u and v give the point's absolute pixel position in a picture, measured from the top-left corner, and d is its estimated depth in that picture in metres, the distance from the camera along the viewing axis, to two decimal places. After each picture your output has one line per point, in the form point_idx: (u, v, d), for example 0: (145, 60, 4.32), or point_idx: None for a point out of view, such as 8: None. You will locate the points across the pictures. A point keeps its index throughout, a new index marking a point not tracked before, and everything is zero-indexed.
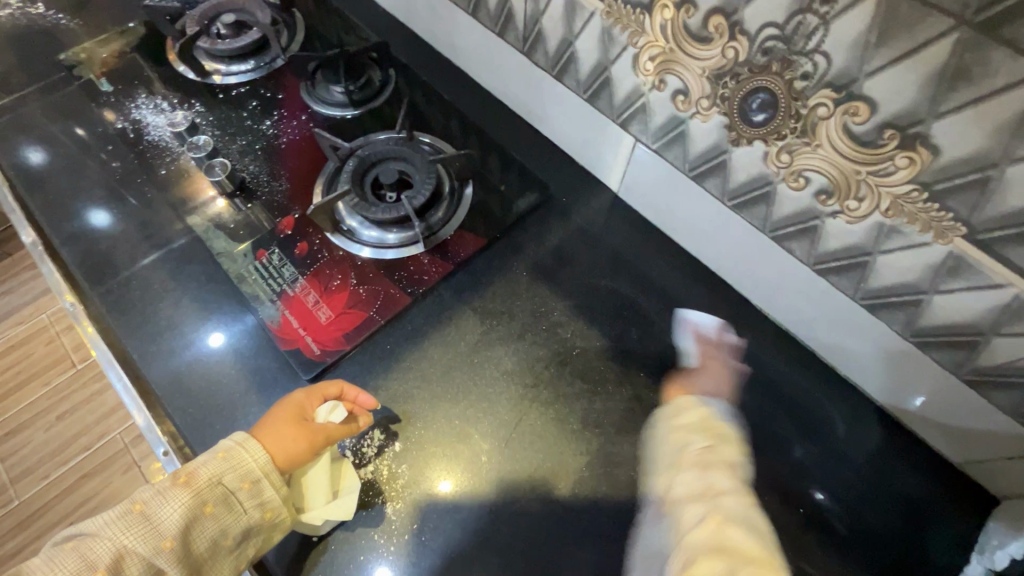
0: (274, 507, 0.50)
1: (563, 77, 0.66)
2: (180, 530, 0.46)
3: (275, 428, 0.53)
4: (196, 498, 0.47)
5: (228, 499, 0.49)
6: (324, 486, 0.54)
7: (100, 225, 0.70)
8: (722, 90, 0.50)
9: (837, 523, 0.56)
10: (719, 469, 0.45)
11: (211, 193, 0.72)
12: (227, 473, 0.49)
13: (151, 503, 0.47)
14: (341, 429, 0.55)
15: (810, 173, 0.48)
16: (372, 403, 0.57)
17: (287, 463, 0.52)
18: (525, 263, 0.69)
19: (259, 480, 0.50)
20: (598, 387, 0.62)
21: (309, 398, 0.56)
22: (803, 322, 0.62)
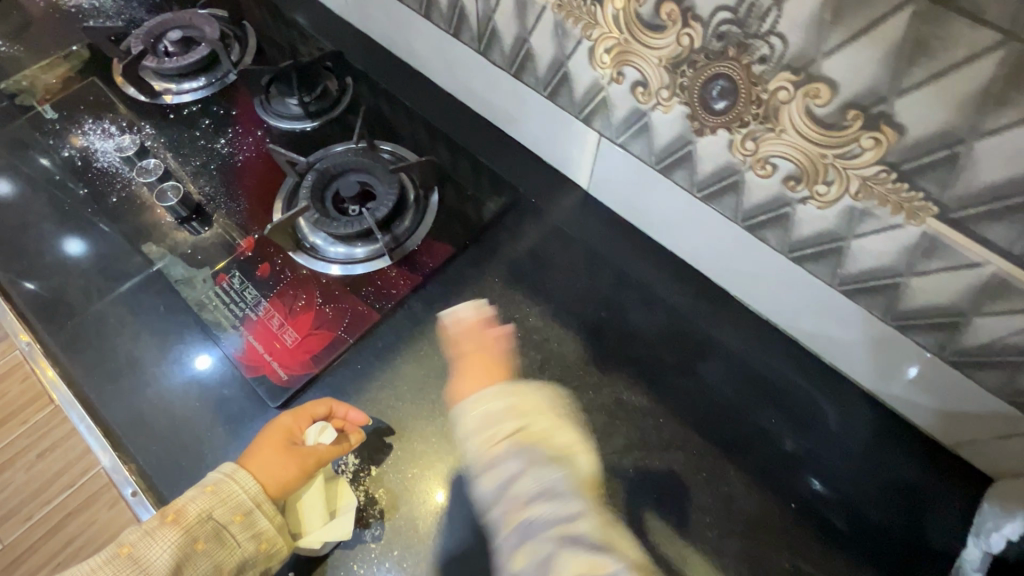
0: (268, 538, 0.50)
1: (522, 76, 0.64)
2: (170, 571, 0.47)
3: (264, 456, 0.52)
4: (184, 536, 0.48)
5: (220, 535, 0.49)
6: (320, 508, 0.53)
7: (77, 252, 0.68)
8: (681, 79, 0.48)
9: (831, 515, 0.55)
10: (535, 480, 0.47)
11: (167, 219, 0.69)
12: (216, 508, 0.50)
13: (138, 545, 0.48)
14: (332, 450, 0.53)
15: (777, 159, 0.46)
16: (364, 419, 0.55)
17: (279, 490, 0.52)
18: (498, 269, 0.67)
19: (251, 511, 0.50)
20: (579, 393, 0.60)
21: (297, 421, 0.55)
22: (784, 311, 0.60)
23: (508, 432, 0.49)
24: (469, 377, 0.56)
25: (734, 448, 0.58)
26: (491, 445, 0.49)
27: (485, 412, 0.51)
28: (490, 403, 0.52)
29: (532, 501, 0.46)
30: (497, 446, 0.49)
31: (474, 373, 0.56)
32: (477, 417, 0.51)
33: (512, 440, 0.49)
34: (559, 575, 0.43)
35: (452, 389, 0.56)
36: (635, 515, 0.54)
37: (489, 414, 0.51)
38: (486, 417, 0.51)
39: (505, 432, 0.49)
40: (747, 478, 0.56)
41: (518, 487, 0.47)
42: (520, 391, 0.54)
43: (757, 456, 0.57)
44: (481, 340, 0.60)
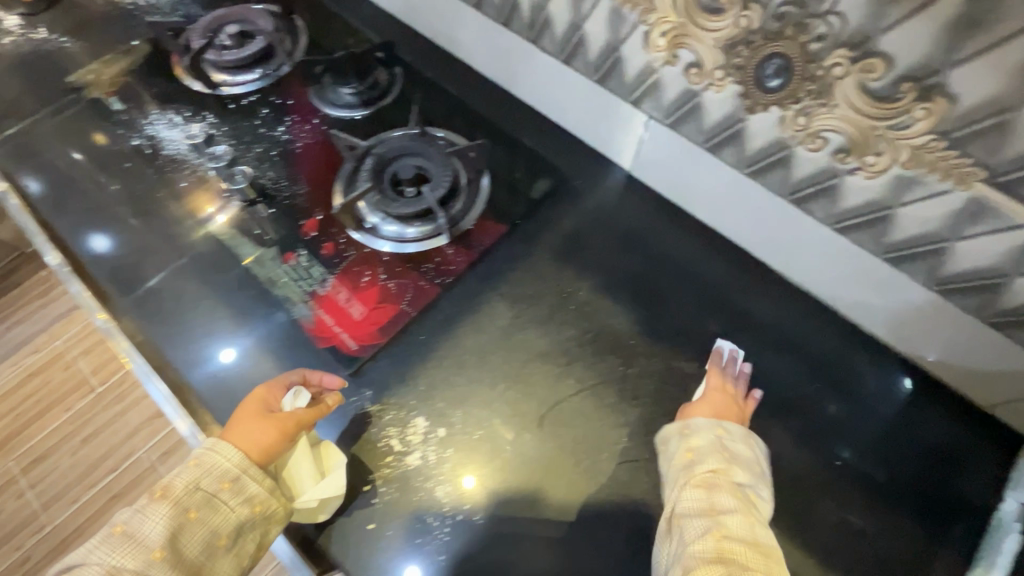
0: (262, 500, 0.52)
1: (572, 61, 0.67)
2: (166, 540, 0.47)
3: (244, 427, 0.54)
4: (176, 507, 0.48)
5: (210, 502, 0.50)
6: (310, 469, 0.55)
7: (127, 242, 0.71)
8: (736, 60, 0.51)
9: (875, 473, 0.58)
10: (736, 530, 0.47)
11: (211, 210, 0.72)
12: (203, 478, 0.51)
13: (130, 522, 0.48)
14: (310, 411, 0.57)
15: (828, 133, 0.50)
16: (339, 381, 0.60)
17: (264, 456, 0.54)
18: (549, 246, 0.71)
19: (239, 477, 0.51)
20: (631, 360, 0.63)
21: (273, 390, 0.58)
22: (824, 281, 0.63)
23: (737, 480, 0.51)
24: (701, 406, 0.57)
25: (779, 410, 0.61)
26: (714, 477, 0.50)
27: (723, 447, 0.53)
28: (719, 436, 0.54)
29: (731, 539, 0.46)
30: (712, 481, 0.50)
31: (707, 407, 0.57)
32: (711, 441, 0.53)
33: (732, 480, 0.50)
34: None
35: (683, 410, 0.58)
36: None
37: (719, 448, 0.53)
38: (716, 448, 0.52)
39: (731, 477, 0.51)
40: (794, 438, 0.59)
41: (726, 523, 0.47)
42: (746, 446, 0.54)
43: (802, 418, 0.61)
44: (732, 386, 0.60)
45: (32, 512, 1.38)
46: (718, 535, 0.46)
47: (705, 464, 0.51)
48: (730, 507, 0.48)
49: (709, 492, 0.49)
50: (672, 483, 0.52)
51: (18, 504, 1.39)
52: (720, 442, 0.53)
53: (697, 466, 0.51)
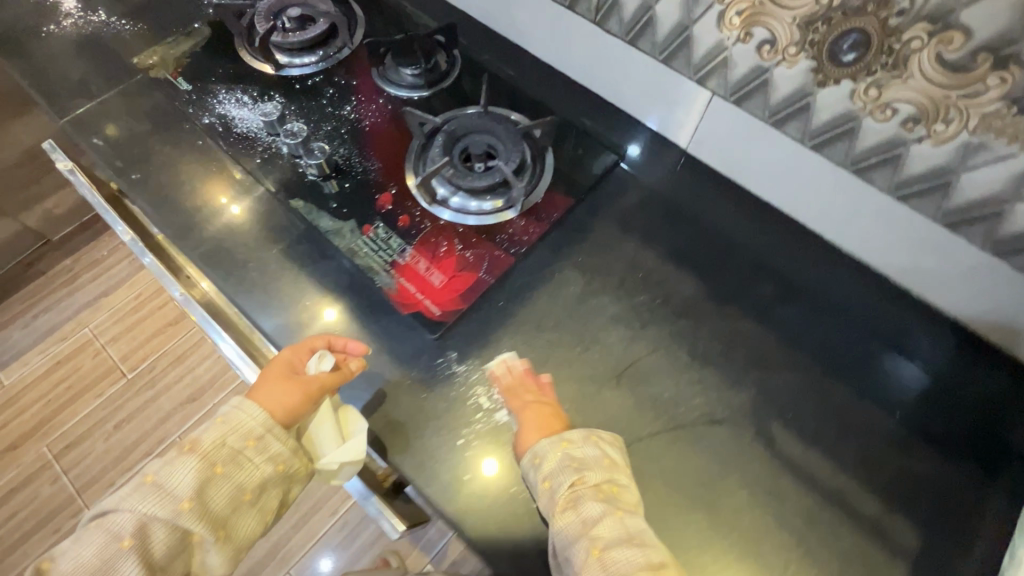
0: (285, 460, 0.59)
1: (638, 41, 0.71)
2: (194, 492, 0.55)
3: (269, 389, 0.61)
4: (204, 462, 0.56)
5: (236, 458, 0.57)
6: (332, 433, 0.60)
7: (211, 217, 0.75)
8: (812, 36, 0.55)
9: (931, 424, 0.62)
10: (613, 532, 0.51)
11: (223, 202, 0.76)
12: (229, 436, 0.58)
13: (160, 473, 0.55)
14: (333, 376, 0.61)
15: (898, 104, 0.54)
16: (362, 348, 0.63)
17: (288, 417, 0.60)
18: (613, 219, 0.74)
19: (263, 436, 0.58)
20: (699, 322, 0.67)
21: (298, 354, 0.63)
22: (877, 248, 0.68)
23: (594, 481, 0.54)
24: (527, 429, 0.58)
25: (838, 367, 0.65)
26: (574, 492, 0.53)
27: (569, 457, 0.55)
28: (563, 447, 0.55)
29: (610, 546, 0.50)
30: (574, 496, 0.53)
31: (532, 424, 0.58)
32: (559, 459, 0.55)
33: (596, 483, 0.54)
34: None
35: (517, 443, 0.59)
36: (761, 423, 0.61)
37: (569, 457, 0.55)
38: (573, 461, 0.55)
39: (588, 481, 0.54)
40: (853, 392, 0.64)
41: (599, 534, 0.51)
42: (588, 437, 0.56)
43: (861, 374, 0.65)
44: (530, 393, 0.60)
45: (68, 496, 1.39)
46: (597, 553, 0.50)
47: (561, 483, 0.54)
48: (597, 515, 0.52)
49: (575, 513, 0.52)
50: (543, 515, 0.54)
51: (54, 489, 1.40)
52: (568, 454, 0.55)
53: (556, 490, 0.54)
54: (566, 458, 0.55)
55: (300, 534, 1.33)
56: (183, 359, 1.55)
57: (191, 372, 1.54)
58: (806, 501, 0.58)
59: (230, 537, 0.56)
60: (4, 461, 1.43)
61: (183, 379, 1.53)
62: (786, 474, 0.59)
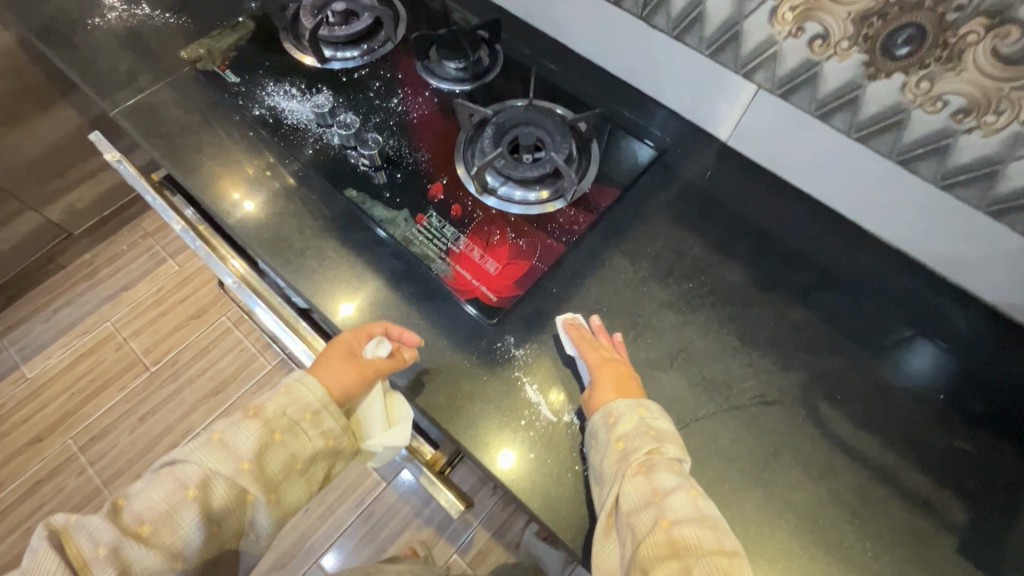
0: (335, 436, 0.60)
1: (685, 36, 0.73)
2: (254, 454, 0.56)
3: (327, 366, 0.62)
4: (266, 427, 0.57)
5: (293, 428, 0.58)
6: (380, 417, 0.64)
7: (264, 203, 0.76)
8: (866, 31, 0.57)
9: (975, 405, 0.65)
10: (686, 507, 0.51)
11: (235, 199, 0.77)
12: (290, 406, 0.59)
13: (226, 432, 0.56)
14: (389, 363, 0.62)
15: (950, 96, 0.56)
16: (417, 340, 0.63)
17: (342, 396, 0.62)
18: (659, 210, 0.77)
19: (319, 411, 0.59)
20: (747, 308, 0.69)
21: (357, 335, 0.64)
22: (917, 237, 0.70)
23: (671, 454, 0.55)
24: (603, 386, 0.59)
25: (882, 351, 0.68)
26: (651, 459, 0.54)
27: (646, 425, 0.56)
28: (641, 412, 0.57)
29: (680, 521, 0.50)
30: (649, 464, 0.54)
31: (608, 382, 0.60)
32: (637, 424, 0.56)
33: (672, 455, 0.54)
34: None
35: (589, 399, 0.60)
36: (811, 405, 0.63)
37: (647, 424, 0.56)
38: (649, 427, 0.56)
39: (664, 453, 0.55)
40: (897, 374, 0.66)
41: (672, 505, 0.50)
42: (662, 413, 0.59)
43: (905, 357, 0.67)
44: (606, 350, 0.63)
45: (94, 487, 1.40)
46: (668, 523, 0.49)
47: (639, 447, 0.55)
48: (672, 486, 0.52)
49: (650, 482, 0.52)
50: (611, 478, 0.54)
51: (81, 480, 1.40)
52: (646, 420, 0.57)
53: (632, 455, 0.54)
54: (643, 424, 0.56)
55: (328, 525, 1.34)
56: (206, 353, 1.56)
57: (214, 366, 1.55)
58: (857, 478, 0.60)
59: (280, 502, 0.57)
60: (29, 453, 1.43)
61: (206, 372, 1.54)
62: (837, 453, 0.61)
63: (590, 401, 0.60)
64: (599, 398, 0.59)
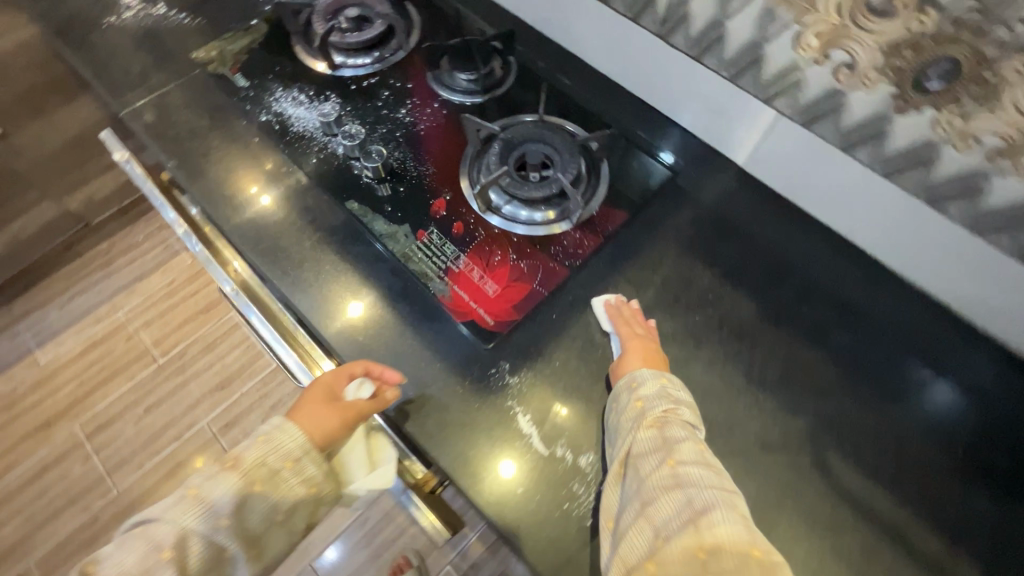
0: (317, 482, 0.58)
1: (704, 57, 0.69)
2: (233, 508, 0.54)
3: (308, 412, 0.61)
4: (245, 479, 0.55)
5: (273, 478, 0.56)
6: (363, 459, 0.63)
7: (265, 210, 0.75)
8: (896, 61, 0.54)
9: (995, 460, 0.61)
10: (692, 455, 0.52)
11: (255, 192, 0.77)
12: (269, 455, 0.57)
13: (203, 487, 0.54)
14: (371, 404, 0.61)
15: (985, 136, 0.52)
16: (398, 378, 0.62)
17: (324, 441, 0.60)
18: (668, 235, 0.74)
19: (301, 458, 0.58)
20: (756, 344, 0.66)
21: (337, 379, 0.63)
22: (944, 278, 0.66)
23: (686, 417, 0.56)
24: (630, 358, 0.61)
25: (899, 398, 0.64)
26: (665, 416, 0.55)
27: (666, 390, 0.58)
28: (662, 379, 0.58)
29: (685, 463, 0.51)
30: (663, 420, 0.55)
31: (636, 354, 0.61)
32: (657, 388, 0.57)
33: (686, 416, 0.55)
34: (706, 517, 0.47)
35: (615, 369, 0.62)
36: (817, 453, 0.60)
37: (666, 389, 0.57)
38: (668, 392, 0.57)
39: (679, 414, 0.56)
40: (913, 424, 0.62)
41: (679, 450, 0.52)
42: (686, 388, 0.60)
43: (922, 405, 0.64)
44: (640, 328, 0.64)
45: (98, 476, 1.41)
46: (673, 463, 0.51)
47: (655, 405, 0.56)
48: (681, 438, 0.53)
49: (661, 433, 0.54)
50: (625, 429, 0.56)
51: (85, 468, 1.42)
52: (666, 386, 0.58)
53: (648, 411, 0.56)
54: (662, 389, 0.57)
55: (324, 528, 1.34)
56: (213, 348, 1.57)
57: (220, 362, 1.55)
58: (864, 535, 0.57)
59: (262, 555, 0.56)
60: (37, 438, 1.46)
61: (212, 367, 1.55)
62: (843, 506, 0.58)
63: (615, 372, 0.62)
64: (622, 367, 0.61)
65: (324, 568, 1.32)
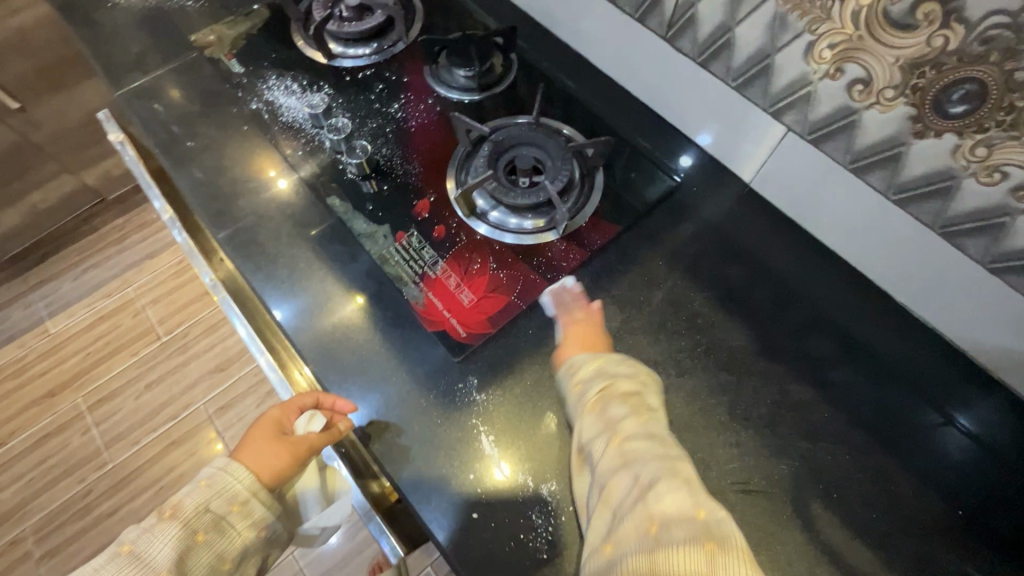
0: (268, 525, 0.57)
1: (711, 64, 0.65)
2: (173, 561, 0.52)
3: (255, 449, 0.59)
4: (185, 529, 0.53)
5: (217, 526, 0.54)
6: (317, 496, 0.65)
7: (247, 203, 0.74)
8: (915, 81, 0.49)
9: (1000, 527, 0.55)
10: (636, 430, 0.50)
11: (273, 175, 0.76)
12: (213, 500, 0.55)
13: (138, 543, 0.53)
14: (322, 437, 0.60)
15: (1010, 168, 0.47)
16: (350, 408, 0.59)
17: (274, 480, 0.58)
18: (660, 253, 0.69)
19: (248, 500, 0.56)
20: (744, 377, 0.62)
21: (286, 413, 0.62)
22: (959, 321, 0.60)
23: (625, 388, 0.54)
24: (568, 345, 0.60)
25: (899, 450, 0.59)
26: (604, 395, 0.53)
27: (603, 369, 0.55)
28: (598, 360, 0.56)
29: (630, 440, 0.50)
30: (603, 399, 0.53)
31: (575, 340, 0.60)
32: (594, 369, 0.55)
33: (624, 390, 0.53)
34: (655, 489, 0.45)
35: (556, 357, 0.60)
36: (800, 502, 0.56)
37: (602, 368, 0.55)
38: (604, 370, 0.55)
39: (617, 388, 0.54)
40: (911, 479, 0.57)
41: (623, 429, 0.50)
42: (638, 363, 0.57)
43: (923, 459, 0.58)
44: (580, 312, 0.63)
45: (96, 449, 1.44)
46: (617, 444, 0.50)
47: (591, 386, 0.54)
48: (622, 416, 0.51)
49: (603, 416, 0.52)
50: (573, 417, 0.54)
51: (84, 440, 1.45)
52: (604, 365, 0.55)
53: (586, 396, 0.54)
54: (599, 368, 0.55)
55: None
56: (215, 329, 1.58)
57: (221, 344, 1.56)
58: None
59: None
60: (41, 407, 1.49)
61: (213, 349, 1.56)
62: (822, 564, 0.53)
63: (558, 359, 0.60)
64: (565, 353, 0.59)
65: (304, 556, 1.31)
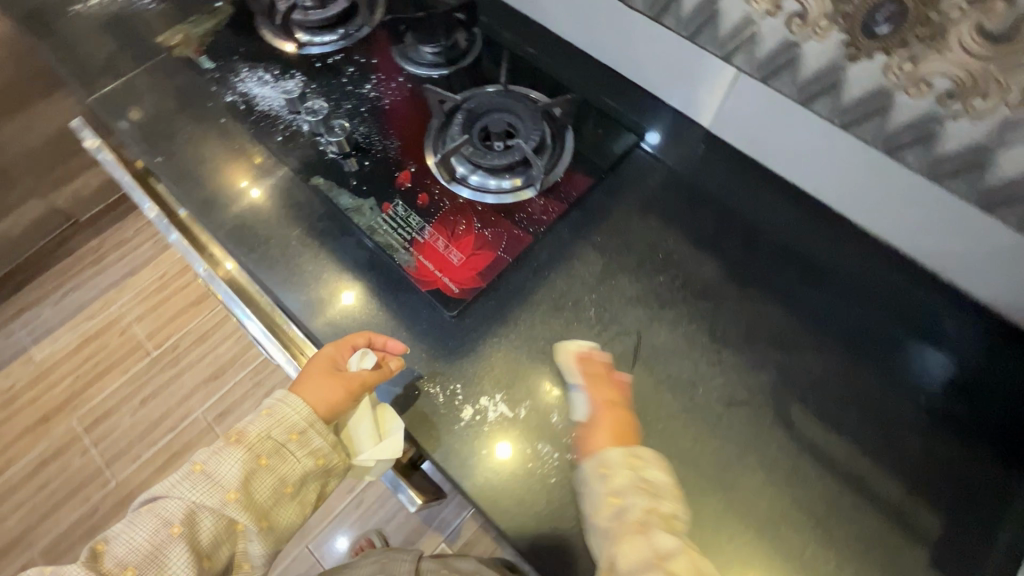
0: (325, 455, 0.60)
1: (663, 18, 0.69)
2: (240, 483, 0.56)
3: (312, 384, 0.60)
4: (250, 453, 0.57)
5: (279, 451, 0.58)
6: (370, 431, 0.60)
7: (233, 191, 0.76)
8: (844, 7, 0.53)
9: (957, 410, 0.61)
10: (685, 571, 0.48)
11: (245, 185, 0.76)
12: (273, 429, 0.59)
13: (208, 462, 0.57)
14: (374, 374, 0.60)
15: (935, 78, 0.52)
16: (401, 347, 0.62)
17: (329, 413, 0.60)
18: (633, 200, 0.74)
19: (306, 430, 0.59)
20: (721, 303, 0.66)
21: (339, 350, 0.62)
22: (908, 231, 0.66)
23: (667, 511, 0.52)
24: (602, 428, 0.57)
25: (865, 354, 0.64)
26: (648, 517, 0.51)
27: (643, 479, 0.53)
28: (629, 465, 0.54)
29: None
30: (646, 522, 0.51)
31: (606, 425, 0.57)
32: (630, 479, 0.53)
33: (669, 514, 0.52)
34: None
35: (583, 440, 0.57)
36: (780, 406, 0.61)
37: (647, 480, 0.53)
38: (644, 483, 0.53)
39: (660, 510, 0.52)
40: (876, 377, 0.63)
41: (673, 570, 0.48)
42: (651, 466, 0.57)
43: (885, 358, 0.64)
44: (613, 391, 0.60)
45: (97, 468, 1.44)
46: None
47: (630, 507, 0.51)
48: (671, 547, 0.49)
49: (653, 551, 0.49)
50: (603, 537, 0.51)
51: (84, 461, 1.45)
52: (647, 475, 0.54)
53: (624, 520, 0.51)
54: (636, 475, 0.53)
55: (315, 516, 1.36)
56: (206, 338, 1.59)
57: (213, 352, 1.57)
58: (824, 483, 0.57)
59: (273, 528, 0.57)
60: (36, 433, 1.48)
61: (205, 358, 1.56)
62: (804, 458, 0.58)
63: (584, 444, 0.57)
64: (598, 441, 0.56)
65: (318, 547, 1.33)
